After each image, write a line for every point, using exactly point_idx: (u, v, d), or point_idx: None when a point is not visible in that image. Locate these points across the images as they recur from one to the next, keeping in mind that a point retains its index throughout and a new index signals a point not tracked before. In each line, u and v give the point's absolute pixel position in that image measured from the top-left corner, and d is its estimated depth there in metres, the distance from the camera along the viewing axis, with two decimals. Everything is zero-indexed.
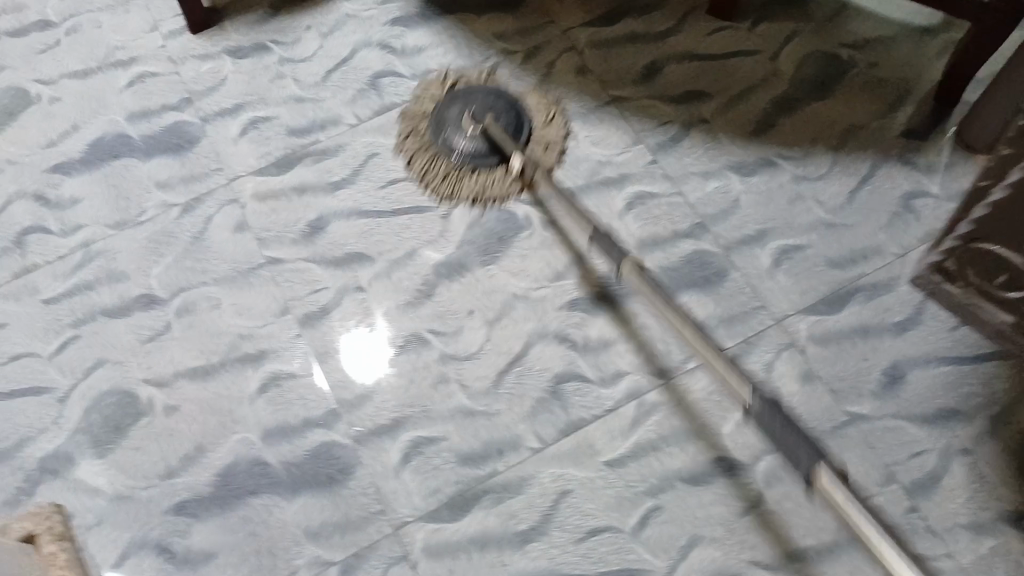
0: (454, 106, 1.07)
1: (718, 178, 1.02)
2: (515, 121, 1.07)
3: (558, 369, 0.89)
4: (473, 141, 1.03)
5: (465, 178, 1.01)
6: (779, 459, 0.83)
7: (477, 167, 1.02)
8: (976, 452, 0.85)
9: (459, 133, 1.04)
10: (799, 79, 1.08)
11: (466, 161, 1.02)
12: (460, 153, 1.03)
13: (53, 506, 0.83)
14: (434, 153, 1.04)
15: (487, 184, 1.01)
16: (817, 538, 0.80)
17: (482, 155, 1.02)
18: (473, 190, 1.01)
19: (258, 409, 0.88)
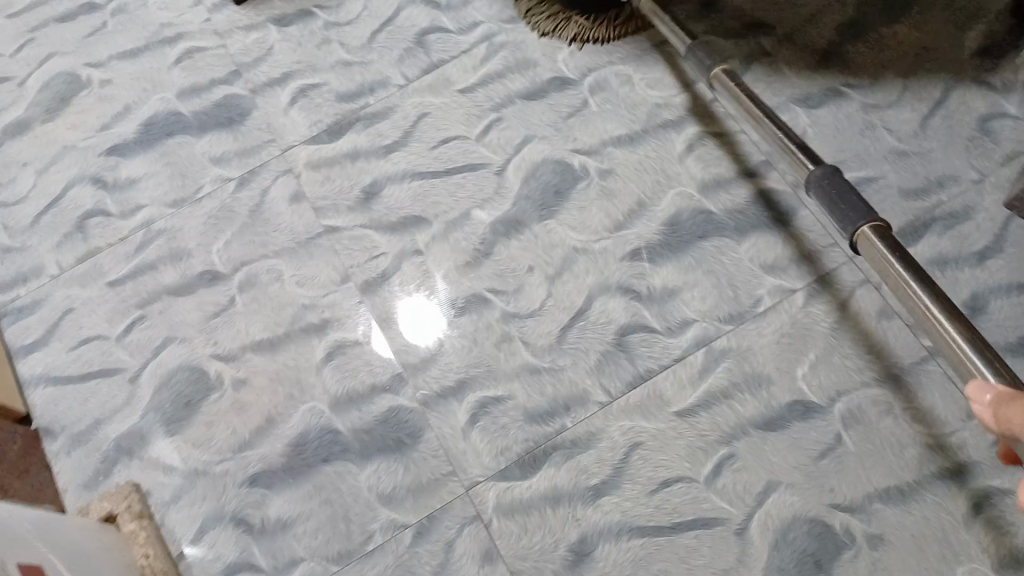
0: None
1: (783, 112, 0.98)
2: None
3: (622, 321, 0.88)
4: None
5: (579, 20, 1.06)
6: (856, 400, 0.81)
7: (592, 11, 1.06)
8: None
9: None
10: (865, 2, 1.02)
11: (580, 7, 1.07)
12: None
13: (132, 485, 0.87)
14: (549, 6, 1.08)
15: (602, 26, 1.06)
16: (898, 479, 0.77)
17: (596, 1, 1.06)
18: (591, 35, 1.06)
19: (324, 376, 0.90)
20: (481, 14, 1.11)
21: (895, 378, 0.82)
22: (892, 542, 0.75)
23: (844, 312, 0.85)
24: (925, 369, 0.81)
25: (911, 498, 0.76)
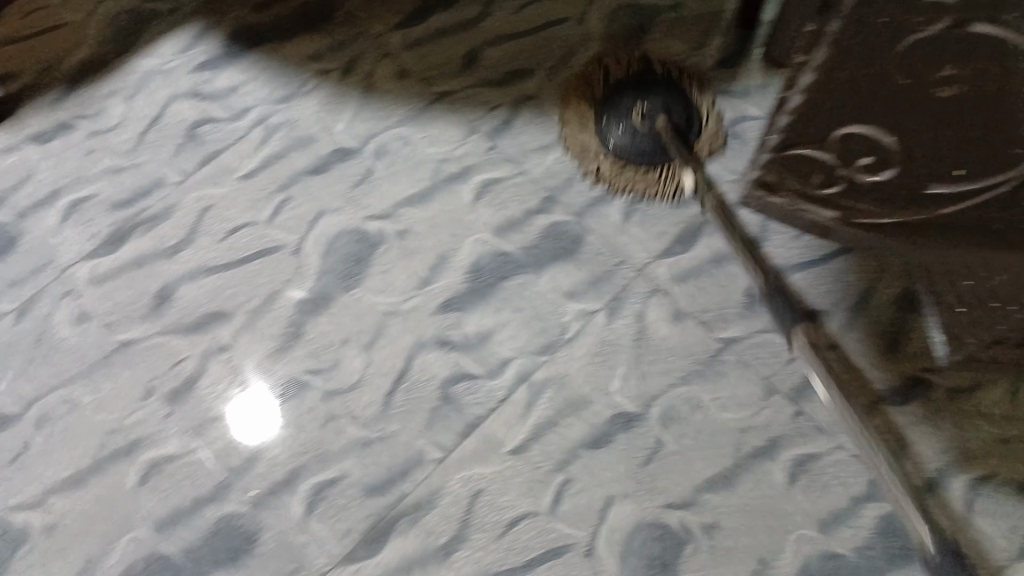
0: (624, 93, 1.05)
1: (557, 148, 1.03)
2: (674, 96, 1.04)
3: (443, 375, 0.90)
4: (627, 136, 1.01)
5: (627, 172, 1.00)
6: (669, 402, 0.87)
7: (635, 159, 1.01)
8: (843, 345, 0.91)
9: (623, 130, 1.02)
10: (611, 36, 1.11)
11: (626, 156, 1.01)
12: (617, 148, 1.01)
13: None
14: (589, 152, 1.02)
15: (644, 178, 1.00)
16: (719, 466, 0.83)
17: (640, 149, 1.01)
18: (632, 187, 1.00)
19: (142, 501, 0.85)
20: (251, 98, 1.10)
21: (699, 374, 0.88)
22: (724, 527, 0.80)
23: (643, 323, 0.91)
24: (721, 359, 0.89)
25: (732, 481, 0.82)
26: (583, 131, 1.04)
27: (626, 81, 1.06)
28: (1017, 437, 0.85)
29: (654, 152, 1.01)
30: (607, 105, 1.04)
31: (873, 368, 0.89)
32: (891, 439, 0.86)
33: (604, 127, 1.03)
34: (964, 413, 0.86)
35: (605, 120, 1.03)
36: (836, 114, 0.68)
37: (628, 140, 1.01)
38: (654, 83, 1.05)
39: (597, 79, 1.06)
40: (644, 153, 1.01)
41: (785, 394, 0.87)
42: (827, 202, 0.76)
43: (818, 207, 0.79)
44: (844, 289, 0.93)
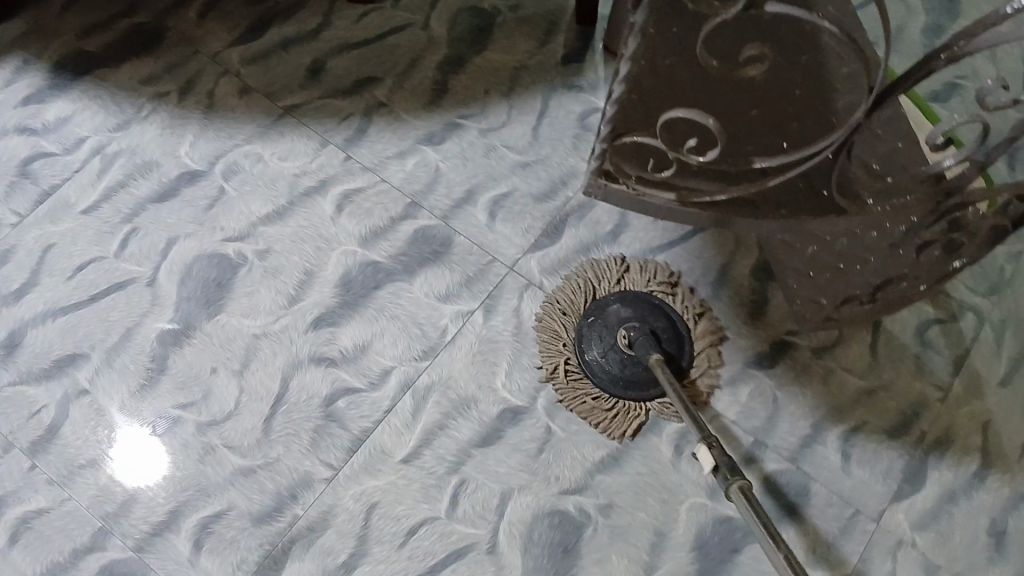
0: (625, 309, 0.91)
1: (414, 154, 1.03)
2: (672, 331, 0.91)
3: (324, 392, 0.87)
4: (609, 360, 0.87)
5: (600, 403, 0.86)
6: (552, 390, 0.87)
7: (610, 384, 0.86)
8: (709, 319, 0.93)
9: (608, 350, 0.88)
10: (455, 39, 1.11)
11: (602, 378, 0.87)
12: (592, 365, 0.88)
13: None
14: (565, 358, 0.89)
15: (604, 406, 0.86)
16: (607, 447, 0.85)
17: (621, 374, 0.86)
18: (591, 416, 0.86)
19: (13, 562, 0.81)
20: (85, 129, 1.03)
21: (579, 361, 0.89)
22: (619, 505, 0.82)
23: (519, 317, 0.92)
24: None
25: (622, 461, 0.84)
26: (561, 334, 0.90)
27: (634, 296, 0.92)
28: (879, 386, 0.91)
29: (633, 379, 0.86)
30: (602, 313, 0.91)
31: (740, 337, 0.93)
32: (764, 400, 0.90)
33: (590, 341, 0.89)
34: (828, 369, 0.91)
35: (593, 332, 0.89)
36: (644, 100, 0.59)
37: (610, 363, 0.87)
38: (660, 313, 0.91)
39: (599, 283, 0.93)
40: (626, 381, 0.87)
41: None
42: (666, 197, 0.60)
43: (660, 193, 0.60)
44: (704, 265, 0.96)
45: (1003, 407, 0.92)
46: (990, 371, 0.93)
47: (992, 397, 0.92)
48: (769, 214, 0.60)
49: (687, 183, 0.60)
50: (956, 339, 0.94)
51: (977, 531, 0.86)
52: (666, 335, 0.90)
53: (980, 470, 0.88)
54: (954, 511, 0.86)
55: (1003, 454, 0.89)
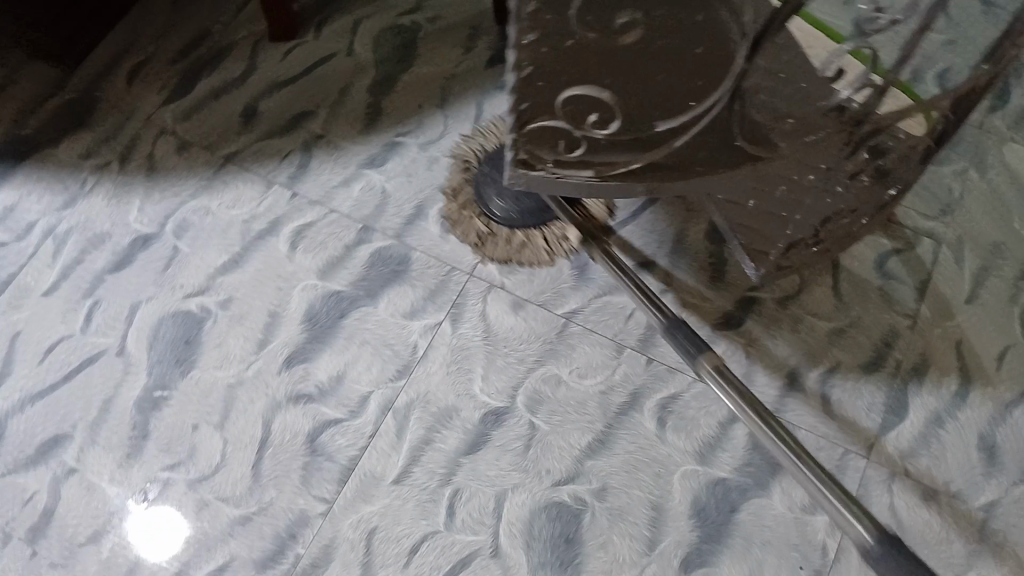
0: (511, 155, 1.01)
1: (359, 179, 1.03)
2: None
3: (307, 428, 0.87)
4: (506, 200, 0.97)
5: (511, 238, 0.97)
6: (532, 385, 0.89)
7: (513, 220, 0.97)
8: (673, 286, 0.95)
9: (504, 193, 0.98)
10: (381, 60, 1.13)
11: (505, 217, 0.97)
12: (495, 208, 0.97)
13: None
14: (476, 217, 0.99)
15: (516, 242, 0.96)
16: (592, 433, 0.86)
17: (519, 209, 0.96)
18: (505, 251, 0.96)
19: None
20: (34, 211, 1.03)
21: (552, 351, 0.91)
22: (612, 487, 0.83)
23: (487, 320, 0.93)
24: (570, 333, 0.92)
25: (609, 443, 0.85)
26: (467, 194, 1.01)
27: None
28: (849, 325, 0.92)
29: (531, 210, 0.96)
30: (493, 163, 1.01)
31: (706, 301, 0.94)
32: (738, 359, 0.91)
33: (489, 192, 0.99)
34: (796, 316, 0.92)
35: (489, 183, 0.99)
36: (550, 86, 0.53)
37: (508, 203, 0.97)
38: None
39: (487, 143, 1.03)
40: (526, 212, 0.96)
41: (633, 347, 0.91)
42: (585, 174, 0.61)
43: (577, 173, 0.61)
44: (660, 233, 0.97)
45: (971, 325, 0.93)
46: (955, 292, 0.95)
47: (961, 316, 0.94)
48: (682, 171, 0.61)
49: (602, 157, 0.59)
50: (917, 266, 0.96)
51: (969, 448, 0.86)
52: None
53: (961, 388, 0.89)
54: (943, 433, 0.87)
55: (981, 369, 0.91)
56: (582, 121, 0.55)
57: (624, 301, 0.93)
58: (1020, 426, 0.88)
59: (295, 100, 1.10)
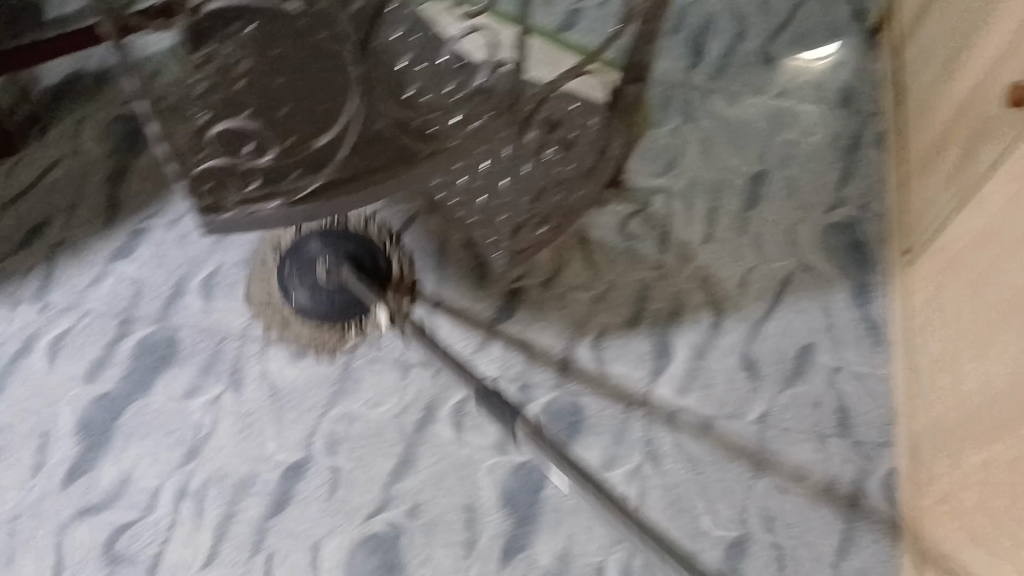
0: (315, 244, 0.97)
1: (109, 274, 1.00)
2: (364, 249, 0.98)
3: (103, 538, 0.84)
4: (315, 296, 0.95)
5: (322, 332, 0.94)
6: (327, 427, 0.89)
7: (323, 314, 0.94)
8: (446, 294, 0.99)
9: (311, 289, 0.95)
10: (110, 149, 1.07)
11: (316, 313, 0.94)
12: (302, 305, 0.95)
13: None
14: (272, 302, 0.96)
15: (331, 337, 0.94)
16: (394, 457, 0.87)
17: (329, 304, 0.94)
18: (313, 339, 0.94)
19: None
20: None
21: (341, 389, 0.91)
22: (423, 502, 0.85)
23: (270, 377, 0.92)
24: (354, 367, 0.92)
25: (412, 462, 0.87)
26: (271, 289, 0.97)
27: (329, 233, 0.98)
28: (607, 290, 1.01)
29: (343, 304, 0.94)
30: (296, 254, 0.97)
31: (477, 300, 0.99)
32: (517, 347, 0.97)
33: (298, 285, 0.95)
34: (559, 294, 1.00)
35: (295, 274, 0.96)
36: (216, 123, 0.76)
37: (316, 297, 0.94)
38: (351, 240, 0.98)
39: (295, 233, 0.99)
40: (338, 307, 0.94)
41: (418, 363, 0.92)
42: (276, 205, 0.75)
43: (266, 202, 0.74)
44: (423, 244, 1.01)
45: (712, 260, 1.05)
46: (690, 236, 1.07)
47: (701, 255, 1.05)
48: (356, 177, 0.77)
49: (285, 186, 0.75)
50: (653, 221, 1.08)
51: (733, 369, 0.96)
52: (360, 255, 0.97)
53: (715, 319, 0.99)
54: (707, 362, 0.96)
55: (728, 297, 1.01)
56: (239, 150, 0.75)
57: None
58: (772, 338, 0.98)
59: (25, 212, 1.03)
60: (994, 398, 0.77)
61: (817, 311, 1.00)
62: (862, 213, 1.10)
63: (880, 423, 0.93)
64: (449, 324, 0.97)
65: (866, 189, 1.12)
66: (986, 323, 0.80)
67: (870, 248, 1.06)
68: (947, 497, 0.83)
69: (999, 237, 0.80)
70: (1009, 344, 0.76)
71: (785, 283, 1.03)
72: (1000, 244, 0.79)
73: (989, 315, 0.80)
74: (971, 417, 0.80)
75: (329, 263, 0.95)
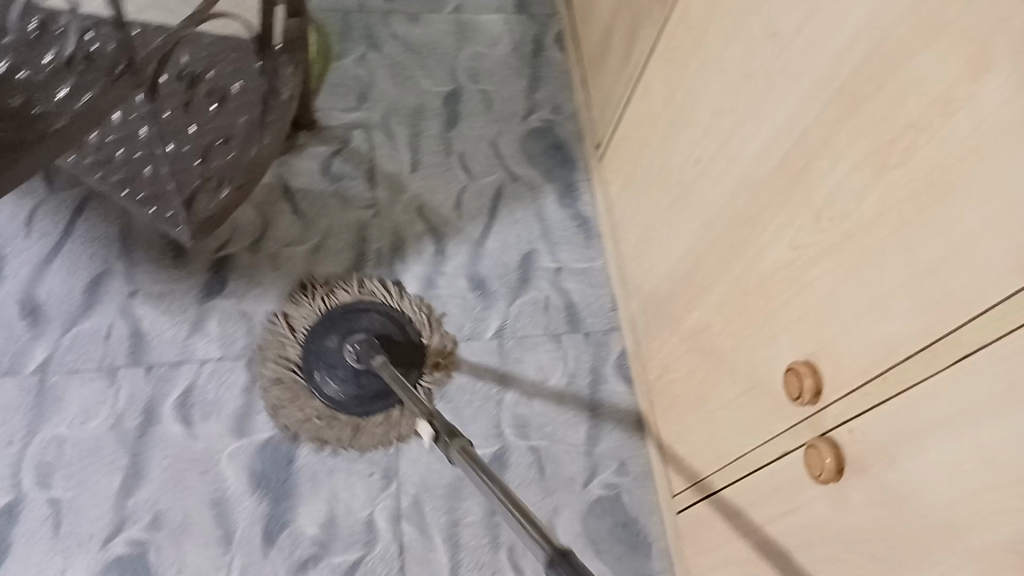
0: (331, 338, 0.93)
1: None
2: (380, 321, 0.94)
3: None
4: (347, 383, 0.91)
5: (370, 421, 0.91)
6: (33, 456, 0.84)
7: (365, 404, 0.91)
8: (139, 283, 0.94)
9: (339, 375, 0.91)
10: None
11: (356, 402, 0.90)
12: (337, 398, 0.90)
13: None
14: None
15: (385, 424, 0.91)
16: (120, 470, 0.85)
17: (363, 391, 0.90)
18: (390, 433, 0.91)
19: None
20: None
21: (37, 403, 0.86)
22: (166, 509, 0.84)
23: None
24: (50, 383, 0.88)
25: (143, 472, 0.85)
26: (313, 405, 0.91)
27: (327, 323, 0.94)
28: (323, 238, 1.00)
29: (381, 388, 0.91)
30: (316, 353, 0.93)
31: (179, 281, 0.95)
32: (237, 321, 0.94)
33: (323, 376, 0.91)
34: (273, 252, 0.98)
35: (321, 368, 0.92)
36: None
37: (348, 386, 0.90)
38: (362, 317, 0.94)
39: (291, 335, 0.93)
40: (380, 390, 0.91)
41: (124, 363, 0.90)
42: None
43: None
44: (101, 240, 0.95)
45: (424, 187, 1.06)
46: (398, 166, 1.07)
47: (412, 184, 1.06)
48: None
49: None
50: (356, 157, 1.06)
51: (464, 292, 0.98)
52: (381, 331, 0.93)
53: (438, 248, 1.01)
54: (438, 290, 0.98)
55: (445, 221, 1.03)
56: None
57: (94, 324, 0.91)
58: (495, 253, 1.02)
59: None
60: (677, 275, 0.77)
61: (530, 217, 1.05)
62: (557, 115, 1.15)
63: (605, 310, 1.00)
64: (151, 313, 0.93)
65: (556, 89, 1.17)
66: (662, 203, 0.80)
67: (569, 149, 1.12)
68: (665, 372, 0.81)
69: (659, 115, 0.80)
70: (681, 217, 0.75)
71: (497, 196, 1.06)
72: (663, 121, 0.79)
73: (663, 194, 0.80)
74: (663, 295, 0.80)
75: (353, 346, 0.90)
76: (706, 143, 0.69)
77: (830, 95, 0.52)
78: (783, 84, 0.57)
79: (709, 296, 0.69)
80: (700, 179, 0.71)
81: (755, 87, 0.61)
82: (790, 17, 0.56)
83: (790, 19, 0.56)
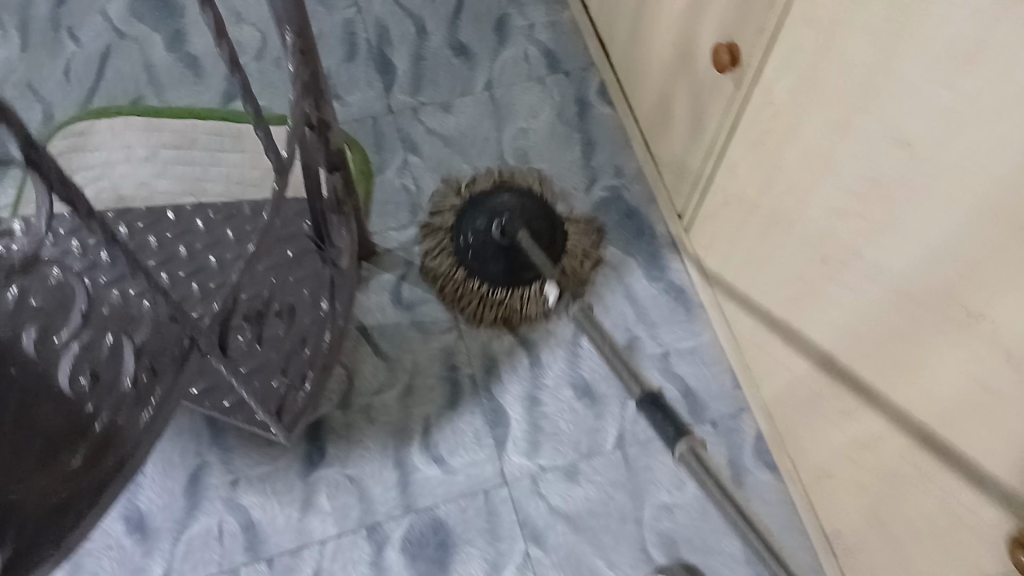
0: (477, 218, 0.92)
1: None
2: (524, 201, 0.93)
3: None
4: (496, 269, 0.91)
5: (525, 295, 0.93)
6: None
7: (513, 284, 0.92)
8: (238, 469, 0.90)
9: (485, 255, 0.91)
10: None
11: (505, 283, 0.92)
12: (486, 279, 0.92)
13: None
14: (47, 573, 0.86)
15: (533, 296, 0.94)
16: None
17: (513, 272, 0.91)
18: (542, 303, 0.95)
19: None
20: None
21: None
22: None
23: None
24: None
25: None
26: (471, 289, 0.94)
27: (471, 206, 0.94)
28: (412, 376, 0.95)
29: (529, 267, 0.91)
30: (462, 233, 0.93)
31: (278, 457, 0.91)
32: (346, 486, 0.89)
33: (472, 253, 0.92)
34: (364, 405, 0.93)
35: (469, 243, 0.92)
36: None
37: (497, 269, 0.91)
38: (507, 198, 0.93)
39: (442, 226, 0.96)
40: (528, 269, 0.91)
41: (243, 559, 0.86)
42: None
43: None
44: (189, 431, 0.92)
45: None
46: None
47: None
48: None
49: None
50: (426, 277, 1.00)
51: (571, 405, 0.93)
52: (529, 212, 0.92)
53: (532, 358, 0.96)
54: (543, 407, 0.93)
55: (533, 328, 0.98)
56: None
57: (203, 525, 0.88)
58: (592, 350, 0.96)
59: None
60: (826, 367, 0.73)
61: (620, 298, 0.99)
62: (620, 178, 1.08)
63: (727, 389, 0.94)
64: (259, 500, 0.89)
65: (612, 149, 1.10)
66: (792, 292, 0.75)
67: (644, 214, 1.05)
68: (823, 473, 0.79)
69: (764, 205, 0.75)
70: (819, 310, 0.71)
71: None
72: (764, 211, 0.76)
73: (787, 281, 0.75)
74: (808, 391, 0.78)
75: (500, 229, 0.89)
76: (839, 244, 0.65)
77: (1002, 228, 0.48)
78: (927, 199, 0.53)
79: (875, 404, 0.66)
80: (839, 274, 0.67)
81: (889, 196, 0.57)
82: (925, 130, 0.52)
83: (926, 132, 0.52)
